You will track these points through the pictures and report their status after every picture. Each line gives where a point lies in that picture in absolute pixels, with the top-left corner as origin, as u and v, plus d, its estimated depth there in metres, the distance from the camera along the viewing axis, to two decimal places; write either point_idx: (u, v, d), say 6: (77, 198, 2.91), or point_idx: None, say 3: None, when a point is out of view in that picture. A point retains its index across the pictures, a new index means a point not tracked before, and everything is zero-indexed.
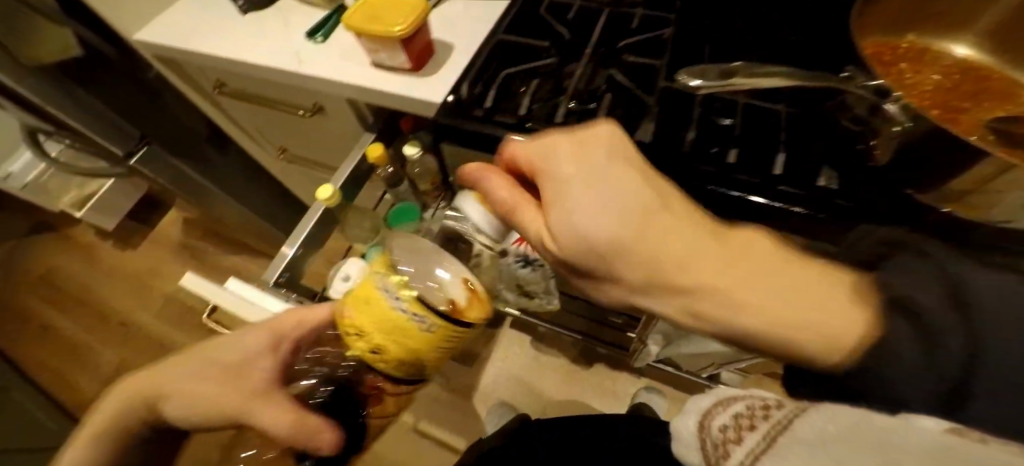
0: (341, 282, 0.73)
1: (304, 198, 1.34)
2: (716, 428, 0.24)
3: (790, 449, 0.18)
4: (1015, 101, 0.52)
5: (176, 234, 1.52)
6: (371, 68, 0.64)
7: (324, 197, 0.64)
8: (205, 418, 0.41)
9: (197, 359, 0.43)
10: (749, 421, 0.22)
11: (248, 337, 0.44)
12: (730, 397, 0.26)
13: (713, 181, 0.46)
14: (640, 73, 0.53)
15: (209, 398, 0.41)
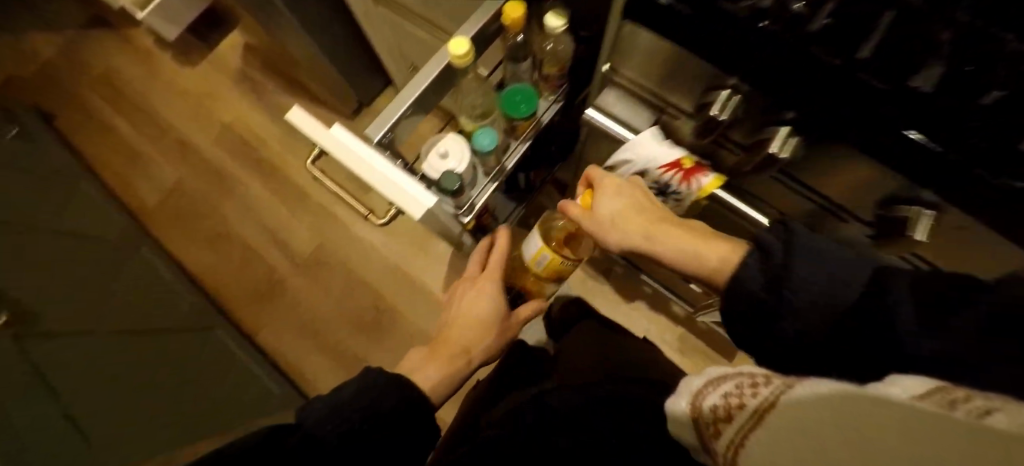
0: (438, 158, 0.65)
1: (380, 52, 1.20)
2: (705, 404, 0.32)
3: (783, 420, 0.24)
4: None
5: (236, 60, 1.42)
6: None
7: (459, 56, 0.54)
8: (502, 337, 0.67)
9: (474, 326, 0.64)
10: (738, 400, 0.28)
11: (496, 289, 0.67)
12: (719, 377, 0.33)
13: None
14: None
15: (500, 338, 0.66)
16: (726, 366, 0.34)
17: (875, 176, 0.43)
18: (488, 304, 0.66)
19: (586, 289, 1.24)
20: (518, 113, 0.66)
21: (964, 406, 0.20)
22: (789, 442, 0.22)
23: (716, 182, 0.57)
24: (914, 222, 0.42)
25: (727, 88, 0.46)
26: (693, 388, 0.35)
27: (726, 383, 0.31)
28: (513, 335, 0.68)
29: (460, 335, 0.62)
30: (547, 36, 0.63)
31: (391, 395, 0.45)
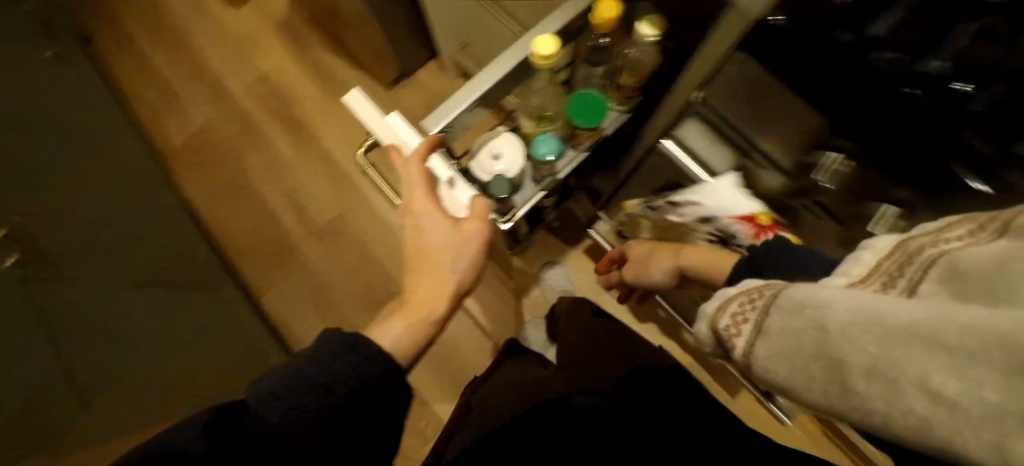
0: (489, 158, 0.61)
1: (433, 28, 1.15)
2: (722, 320, 0.37)
3: (776, 328, 0.30)
4: None
5: (280, 8, 1.38)
6: None
7: (542, 55, 0.50)
8: (454, 253, 0.53)
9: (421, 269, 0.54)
10: (744, 318, 0.34)
11: (437, 221, 0.53)
12: (755, 291, 0.36)
13: None
14: None
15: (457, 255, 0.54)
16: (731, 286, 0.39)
17: None
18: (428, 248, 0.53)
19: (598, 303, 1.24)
20: (583, 121, 0.61)
21: (915, 259, 0.26)
22: (801, 328, 0.27)
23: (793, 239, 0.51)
24: None
25: None
26: (727, 294, 0.38)
27: (734, 301, 0.37)
28: (474, 235, 0.53)
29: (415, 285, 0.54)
30: (632, 42, 0.58)
31: (341, 357, 0.41)
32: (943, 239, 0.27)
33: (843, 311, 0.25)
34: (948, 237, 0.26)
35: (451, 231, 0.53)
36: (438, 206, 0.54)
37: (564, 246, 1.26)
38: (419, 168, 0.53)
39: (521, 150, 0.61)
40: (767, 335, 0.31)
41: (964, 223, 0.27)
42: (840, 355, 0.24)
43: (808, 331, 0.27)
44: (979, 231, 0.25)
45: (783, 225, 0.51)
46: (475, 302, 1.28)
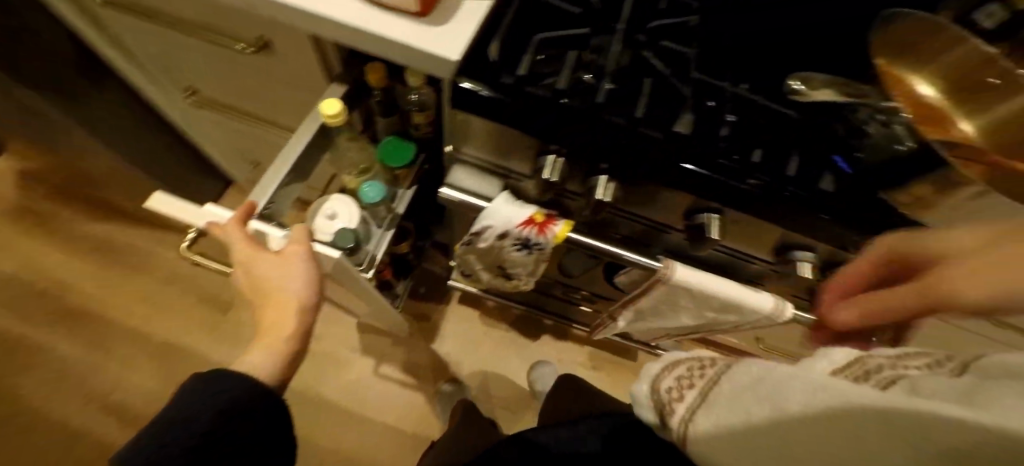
0: (326, 219, 0.67)
1: (212, 156, 1.13)
2: (662, 386, 0.45)
3: (723, 392, 0.36)
4: (947, 130, 0.57)
5: (13, 197, 1.20)
6: (365, 6, 0.52)
7: (329, 114, 0.57)
8: (284, 284, 0.54)
9: (268, 305, 0.55)
10: (689, 381, 0.42)
11: (257, 258, 0.54)
12: (688, 362, 0.45)
13: (738, 176, 0.48)
14: (674, 59, 0.52)
15: (292, 283, 0.54)
16: (683, 352, 0.47)
17: (687, 200, 0.54)
18: (265, 284, 0.54)
19: (486, 337, 1.29)
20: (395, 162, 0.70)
21: (872, 376, 0.26)
22: (755, 396, 0.31)
23: (567, 228, 0.59)
24: (710, 224, 0.53)
25: (552, 153, 0.53)
26: (674, 359, 0.47)
27: (682, 367, 0.45)
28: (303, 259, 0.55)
29: (268, 320, 0.55)
30: (411, 88, 0.68)
31: (208, 394, 0.45)
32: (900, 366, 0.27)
33: (795, 381, 0.29)
34: (908, 365, 0.27)
35: (276, 264, 0.54)
36: (257, 246, 0.54)
37: (435, 302, 1.30)
38: (241, 233, 0.55)
39: (353, 205, 0.68)
40: (712, 402, 0.36)
41: (922, 356, 0.27)
42: (794, 441, 0.27)
43: (763, 401, 0.30)
44: (940, 367, 0.26)
45: (554, 216, 0.60)
46: (371, 398, 1.21)
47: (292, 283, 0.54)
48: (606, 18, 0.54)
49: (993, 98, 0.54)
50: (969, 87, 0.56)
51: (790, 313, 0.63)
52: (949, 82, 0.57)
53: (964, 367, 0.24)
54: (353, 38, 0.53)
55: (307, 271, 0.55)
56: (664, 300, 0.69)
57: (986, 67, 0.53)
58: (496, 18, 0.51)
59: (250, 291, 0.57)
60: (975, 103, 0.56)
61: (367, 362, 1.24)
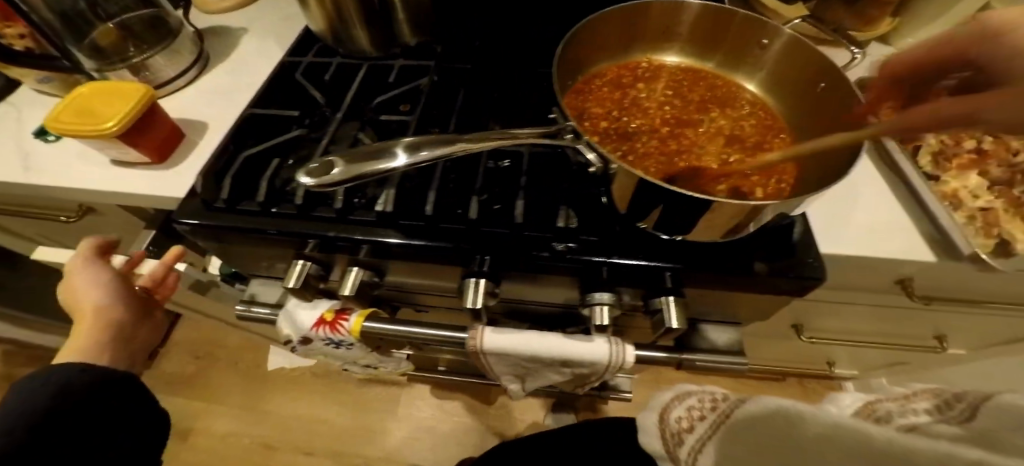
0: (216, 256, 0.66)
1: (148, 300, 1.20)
2: (673, 416, 0.44)
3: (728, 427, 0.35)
4: (734, 102, 0.52)
5: None
6: (113, 165, 0.57)
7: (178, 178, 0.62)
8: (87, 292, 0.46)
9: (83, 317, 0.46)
10: (698, 414, 0.40)
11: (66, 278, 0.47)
12: (685, 394, 0.45)
13: (466, 236, 0.44)
14: (399, 129, 0.53)
15: (78, 294, 0.47)
16: (693, 385, 0.46)
17: (454, 267, 0.50)
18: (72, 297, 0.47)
19: (448, 414, 1.17)
20: None
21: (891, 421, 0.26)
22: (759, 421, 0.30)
23: (360, 319, 0.56)
24: (474, 291, 0.48)
25: (301, 258, 0.52)
26: (666, 400, 0.47)
27: (693, 396, 0.43)
28: (89, 266, 0.48)
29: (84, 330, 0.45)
30: None
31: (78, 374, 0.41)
32: (911, 408, 0.26)
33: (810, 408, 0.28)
34: (916, 407, 0.26)
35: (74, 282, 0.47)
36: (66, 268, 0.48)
37: (388, 385, 1.21)
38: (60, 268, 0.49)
39: None
40: (722, 437, 0.35)
41: (928, 395, 0.27)
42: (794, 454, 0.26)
43: (764, 432, 0.29)
44: (946, 410, 0.25)
45: (349, 308, 0.57)
46: None
47: (80, 294, 0.47)
48: (340, 107, 0.55)
49: (758, 55, 0.51)
50: (730, 45, 0.53)
51: (635, 355, 0.54)
52: (706, 50, 0.55)
53: (972, 412, 0.24)
54: (115, 199, 0.56)
55: (97, 277, 0.47)
56: (511, 363, 0.61)
57: (725, 20, 0.50)
58: (227, 141, 0.52)
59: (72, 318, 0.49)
60: (747, 61, 0.52)
61: (337, 414, 1.15)
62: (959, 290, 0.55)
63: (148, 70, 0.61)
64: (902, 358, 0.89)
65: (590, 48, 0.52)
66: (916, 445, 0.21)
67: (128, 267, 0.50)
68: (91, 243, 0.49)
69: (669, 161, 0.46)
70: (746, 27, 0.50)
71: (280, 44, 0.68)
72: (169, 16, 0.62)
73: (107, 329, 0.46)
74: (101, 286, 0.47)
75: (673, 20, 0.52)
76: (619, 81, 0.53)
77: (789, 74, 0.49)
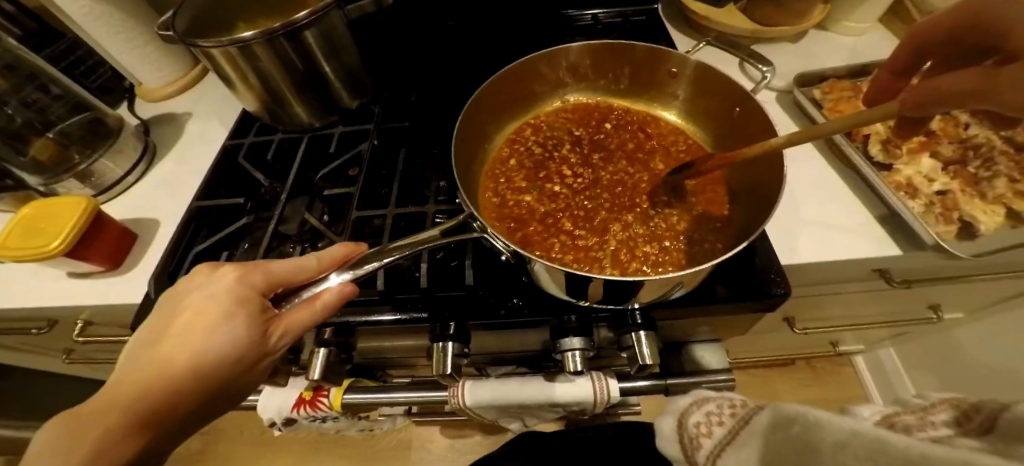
0: None
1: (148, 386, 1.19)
2: (691, 423, 0.36)
3: (745, 438, 0.30)
4: (653, 135, 0.56)
5: None
6: (70, 277, 0.56)
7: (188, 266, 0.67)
8: (216, 351, 0.30)
9: (170, 368, 0.29)
10: (718, 418, 0.34)
11: (222, 315, 0.31)
12: (703, 399, 0.38)
13: (421, 303, 0.44)
14: (340, 202, 0.53)
15: (218, 373, 0.31)
16: (713, 390, 0.39)
17: (420, 332, 0.49)
18: (214, 343, 0.30)
19: (461, 450, 1.15)
20: None
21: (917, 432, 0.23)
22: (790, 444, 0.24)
23: (339, 392, 0.54)
24: (442, 359, 0.44)
25: None
26: (679, 408, 0.39)
27: (710, 404, 0.36)
28: (225, 321, 0.31)
29: (136, 400, 0.28)
30: None
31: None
32: (927, 422, 0.24)
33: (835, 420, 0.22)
34: (933, 420, 0.23)
35: (216, 324, 0.30)
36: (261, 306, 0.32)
37: (397, 431, 1.19)
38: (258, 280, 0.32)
39: None
40: (740, 444, 0.30)
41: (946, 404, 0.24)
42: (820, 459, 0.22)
43: (784, 441, 0.25)
44: (964, 422, 0.23)
45: (327, 383, 0.56)
46: None
47: (199, 394, 0.30)
48: (284, 183, 0.56)
49: (670, 81, 0.56)
50: (638, 75, 0.57)
51: (622, 388, 0.52)
52: (614, 85, 0.59)
53: (990, 424, 0.22)
54: (77, 311, 0.55)
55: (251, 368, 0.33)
56: (501, 411, 0.59)
57: (620, 56, 0.55)
58: (182, 236, 0.52)
59: (167, 350, 0.30)
60: (661, 89, 0.57)
61: None
62: (938, 270, 0.54)
63: (96, 173, 0.61)
64: (902, 330, 0.87)
65: (499, 106, 0.55)
66: (933, 454, 0.18)
67: (251, 336, 0.31)
68: (284, 278, 0.34)
69: (602, 209, 0.47)
70: (653, 61, 0.54)
71: (226, 126, 0.70)
72: (107, 115, 0.63)
73: (162, 440, 0.29)
74: (239, 373, 0.32)
75: (573, 65, 0.57)
76: (534, 134, 0.57)
77: (705, 98, 0.54)
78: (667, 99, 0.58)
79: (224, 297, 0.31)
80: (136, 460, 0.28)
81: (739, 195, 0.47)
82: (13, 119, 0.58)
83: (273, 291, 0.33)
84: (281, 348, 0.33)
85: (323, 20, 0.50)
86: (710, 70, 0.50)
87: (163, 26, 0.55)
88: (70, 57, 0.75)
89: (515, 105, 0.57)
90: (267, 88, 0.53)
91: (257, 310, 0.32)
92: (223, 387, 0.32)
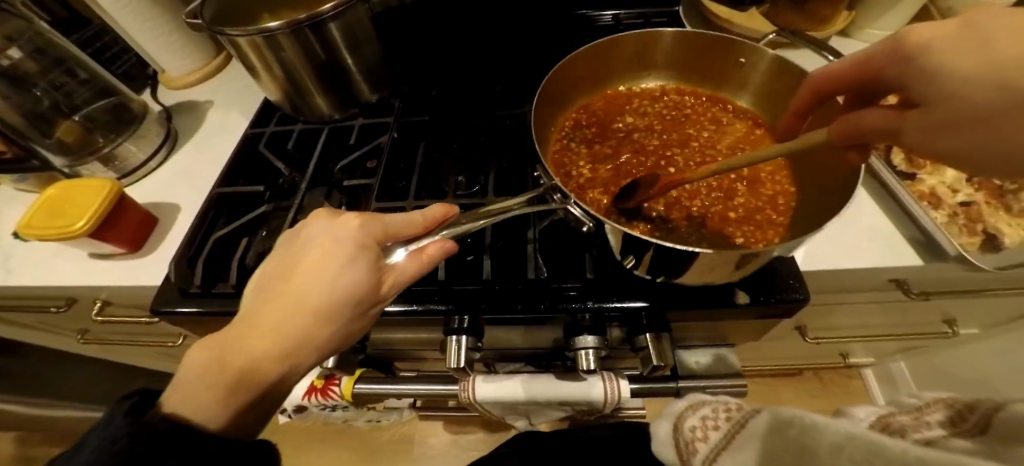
0: None
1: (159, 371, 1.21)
2: (685, 427, 0.36)
3: (740, 443, 0.29)
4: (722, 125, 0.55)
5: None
6: (91, 258, 0.57)
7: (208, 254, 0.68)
8: (333, 298, 0.31)
9: (294, 309, 0.30)
10: (714, 422, 0.34)
11: (338, 260, 0.31)
12: (699, 403, 0.37)
13: (436, 296, 0.44)
14: (358, 193, 0.53)
15: (337, 319, 0.31)
16: (708, 394, 0.39)
17: (431, 325, 0.49)
18: (332, 287, 0.31)
19: (464, 448, 1.15)
20: None
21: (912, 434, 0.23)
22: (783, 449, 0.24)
23: (350, 381, 0.55)
24: (454, 353, 0.44)
25: None
26: (674, 411, 0.38)
27: (704, 409, 0.36)
28: (350, 263, 0.31)
29: (268, 337, 0.29)
30: None
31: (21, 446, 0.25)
32: (922, 422, 0.23)
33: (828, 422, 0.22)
34: (928, 420, 0.23)
35: (333, 269, 0.31)
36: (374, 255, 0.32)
37: (402, 426, 1.19)
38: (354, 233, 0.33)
39: None
40: (736, 449, 0.29)
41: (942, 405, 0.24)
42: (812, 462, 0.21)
43: (781, 442, 0.24)
44: (959, 423, 0.22)
45: (338, 373, 0.56)
46: None
47: (325, 331, 0.31)
48: (303, 174, 0.56)
49: (740, 72, 0.55)
50: (709, 63, 0.56)
51: (633, 389, 0.52)
52: (682, 73, 0.58)
53: (985, 423, 0.21)
54: (96, 292, 0.56)
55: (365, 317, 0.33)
56: (510, 407, 0.59)
57: (695, 42, 0.54)
58: (201, 222, 0.52)
59: (292, 290, 0.31)
60: (731, 80, 0.56)
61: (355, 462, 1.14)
62: (955, 283, 0.54)
63: (120, 157, 0.62)
64: (915, 343, 0.86)
65: (571, 84, 0.55)
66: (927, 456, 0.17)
67: (368, 282, 0.32)
68: (394, 231, 0.34)
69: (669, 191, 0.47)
70: (724, 51, 0.53)
71: (247, 115, 0.70)
72: (132, 101, 0.64)
73: (287, 381, 0.31)
74: (355, 319, 0.32)
75: (645, 49, 0.56)
76: (605, 114, 0.57)
77: (779, 92, 0.52)
78: (737, 92, 0.57)
79: (345, 243, 0.32)
80: (266, 395, 0.29)
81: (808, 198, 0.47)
82: (41, 101, 0.59)
83: (385, 242, 0.34)
84: (387, 298, 0.34)
85: (347, 12, 0.51)
86: (785, 63, 0.49)
87: (190, 14, 0.55)
88: (97, 43, 0.76)
89: (588, 84, 0.57)
90: (291, 79, 0.53)
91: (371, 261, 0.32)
92: (343, 335, 0.32)
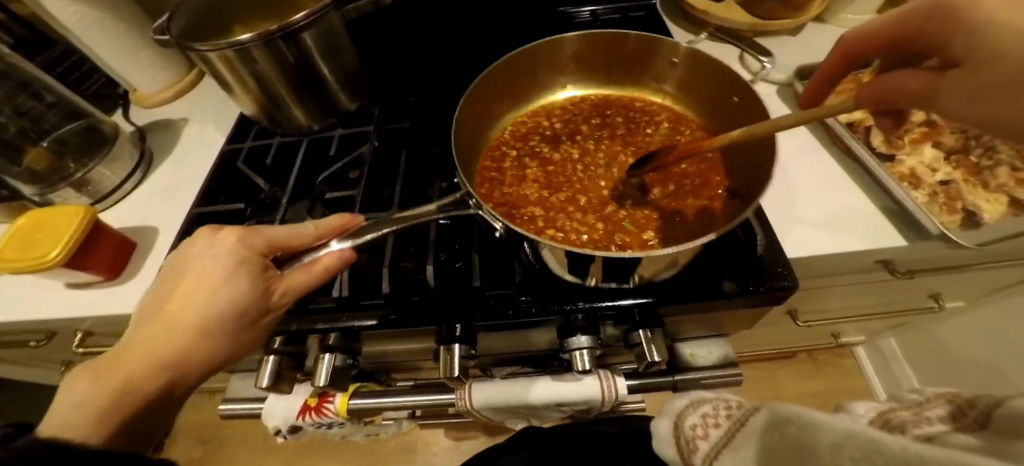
0: None
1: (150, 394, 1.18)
2: (686, 425, 0.36)
3: (741, 440, 0.29)
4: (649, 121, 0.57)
5: None
6: (67, 289, 0.55)
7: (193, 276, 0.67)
8: (216, 312, 0.32)
9: (172, 327, 0.31)
10: (715, 420, 0.34)
11: (222, 276, 0.32)
12: (700, 400, 0.37)
13: (427, 306, 0.44)
14: (341, 204, 0.52)
15: (217, 334, 0.32)
16: (709, 391, 0.39)
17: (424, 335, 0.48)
18: (210, 304, 0.32)
19: (466, 452, 1.14)
20: None
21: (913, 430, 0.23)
22: (784, 446, 0.23)
23: (344, 398, 0.54)
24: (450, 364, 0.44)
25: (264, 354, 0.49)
26: (675, 409, 0.38)
27: (704, 407, 0.36)
28: (230, 277, 0.32)
29: (143, 355, 0.31)
30: None
31: None
32: (923, 418, 0.24)
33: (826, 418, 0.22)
34: (929, 416, 0.23)
35: (212, 285, 0.32)
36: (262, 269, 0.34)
37: (401, 434, 1.18)
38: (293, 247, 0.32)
39: None
40: (737, 447, 0.29)
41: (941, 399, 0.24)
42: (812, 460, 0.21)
43: (780, 440, 0.24)
44: (960, 418, 0.22)
45: (332, 390, 0.55)
46: None
47: (206, 346, 0.32)
48: (282, 187, 0.55)
49: (659, 68, 0.57)
50: (627, 64, 0.59)
51: (630, 385, 0.52)
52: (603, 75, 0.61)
53: (985, 419, 0.21)
54: (77, 323, 0.54)
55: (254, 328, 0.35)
56: (508, 412, 0.59)
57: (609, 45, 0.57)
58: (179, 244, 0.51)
59: (173, 308, 0.32)
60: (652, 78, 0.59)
61: None
62: (939, 261, 0.55)
63: (94, 181, 0.60)
64: (902, 320, 0.88)
65: (495, 95, 0.57)
66: (926, 453, 0.17)
67: (253, 294, 0.33)
68: (285, 242, 0.35)
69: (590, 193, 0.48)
70: (651, 51, 0.55)
71: (224, 131, 0.69)
72: (104, 122, 0.62)
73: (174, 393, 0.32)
74: (242, 332, 0.34)
75: (562, 56, 0.59)
76: (531, 124, 0.59)
77: (697, 85, 0.55)
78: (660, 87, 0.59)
79: (229, 257, 0.33)
80: (150, 408, 0.31)
81: (735, 189, 0.47)
82: (7, 128, 0.57)
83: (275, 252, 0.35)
84: (281, 307, 0.35)
85: (322, 21, 0.50)
86: (701, 57, 0.51)
87: (160, 30, 0.54)
88: (64, 63, 0.74)
89: (512, 94, 0.59)
90: (266, 92, 0.52)
91: (260, 275, 0.34)
92: (231, 348, 0.34)
